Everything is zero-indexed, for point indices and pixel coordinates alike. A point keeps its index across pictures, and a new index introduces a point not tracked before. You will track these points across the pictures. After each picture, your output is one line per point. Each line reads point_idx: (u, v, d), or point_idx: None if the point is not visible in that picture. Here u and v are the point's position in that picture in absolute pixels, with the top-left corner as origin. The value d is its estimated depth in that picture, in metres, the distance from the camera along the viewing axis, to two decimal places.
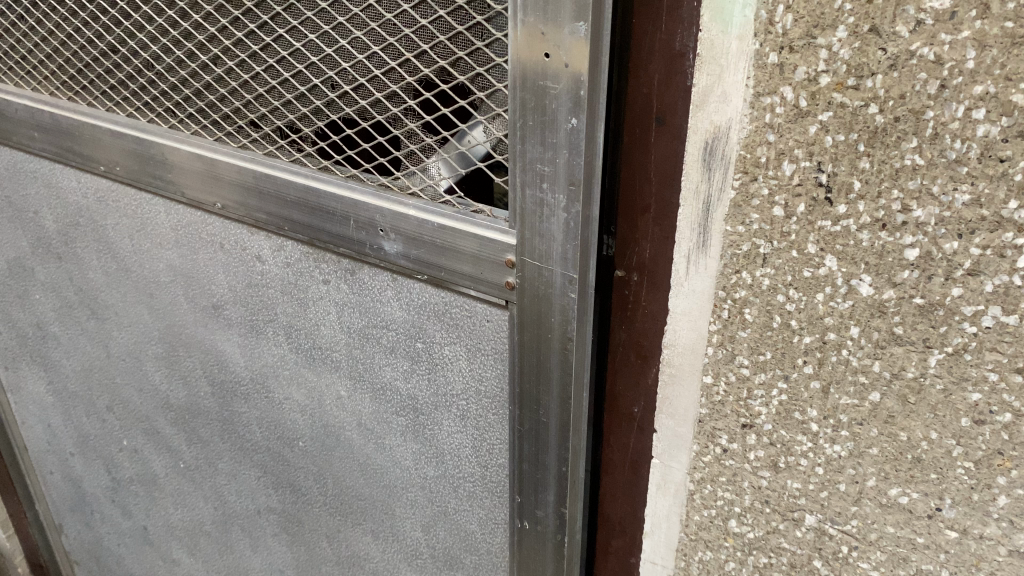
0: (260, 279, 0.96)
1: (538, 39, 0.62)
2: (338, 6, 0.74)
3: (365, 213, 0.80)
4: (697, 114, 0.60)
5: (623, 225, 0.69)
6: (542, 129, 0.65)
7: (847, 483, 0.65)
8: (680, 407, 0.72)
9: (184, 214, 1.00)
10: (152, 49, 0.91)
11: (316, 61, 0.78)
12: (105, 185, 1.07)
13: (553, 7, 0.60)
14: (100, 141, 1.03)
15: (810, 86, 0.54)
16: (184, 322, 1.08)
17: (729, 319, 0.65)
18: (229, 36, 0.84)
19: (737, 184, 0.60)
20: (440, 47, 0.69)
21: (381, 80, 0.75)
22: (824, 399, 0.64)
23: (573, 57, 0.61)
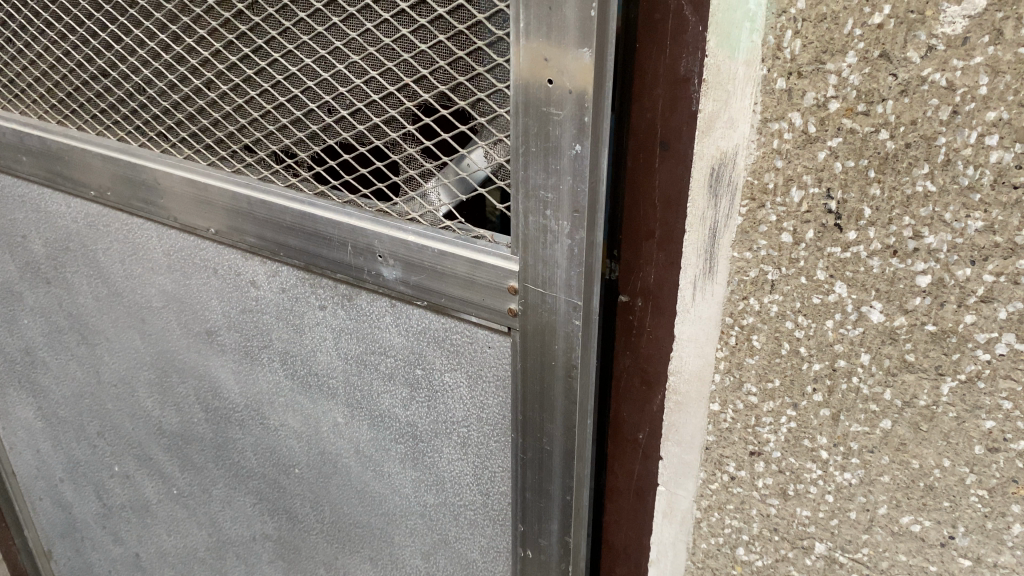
0: (255, 305, 0.94)
1: (541, 65, 0.61)
2: (335, 30, 0.73)
3: (363, 240, 0.79)
4: (703, 139, 0.59)
5: (627, 250, 0.68)
6: (545, 155, 0.64)
7: (858, 510, 0.64)
8: (687, 434, 0.71)
9: (177, 239, 0.98)
10: (143, 73, 0.90)
11: (313, 85, 0.77)
12: (95, 210, 1.06)
13: (557, 32, 0.59)
14: (90, 166, 1.01)
15: (819, 112, 0.53)
16: (176, 348, 1.07)
17: (737, 345, 0.64)
18: (222, 60, 0.83)
19: (744, 211, 0.59)
20: (440, 72, 0.68)
21: (378, 105, 0.74)
22: (834, 426, 0.63)
23: (577, 82, 0.60)
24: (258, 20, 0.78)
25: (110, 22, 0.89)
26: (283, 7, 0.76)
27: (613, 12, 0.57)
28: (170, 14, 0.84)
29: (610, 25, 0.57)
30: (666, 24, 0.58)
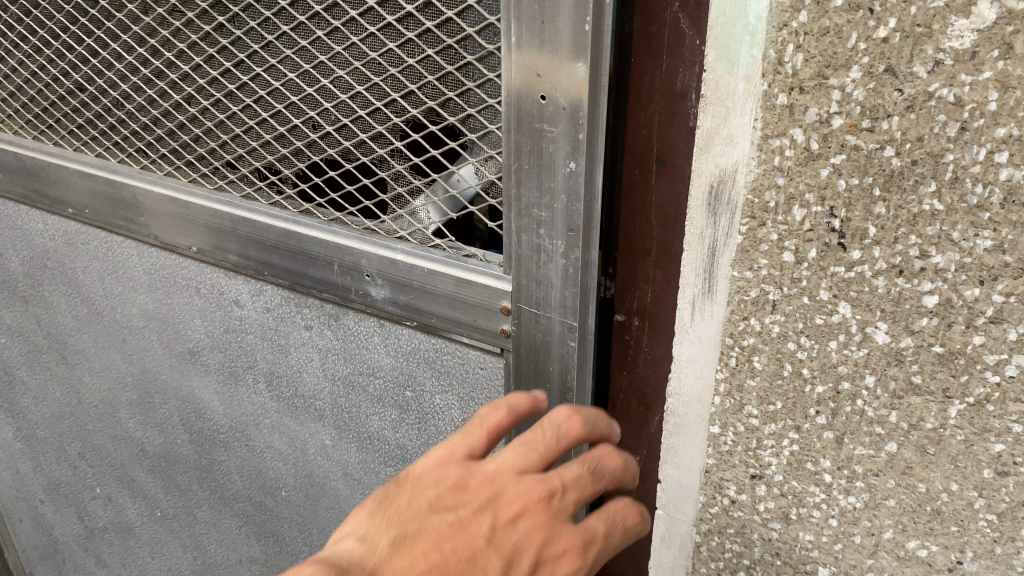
0: (239, 324, 0.92)
1: (534, 80, 0.59)
2: (320, 44, 0.71)
3: (351, 259, 0.77)
4: (701, 157, 0.57)
5: (623, 269, 0.67)
6: (538, 173, 0.62)
7: (862, 535, 0.63)
8: (686, 457, 0.69)
9: (158, 257, 0.95)
10: (121, 87, 0.87)
11: (297, 100, 0.75)
12: (72, 228, 1.03)
13: (550, 47, 0.57)
14: (68, 183, 0.99)
15: (821, 129, 0.52)
16: (158, 368, 1.04)
17: (737, 366, 0.62)
18: (203, 75, 0.80)
19: (744, 229, 0.57)
20: (429, 87, 0.66)
21: (365, 120, 0.72)
22: (837, 449, 0.61)
23: (571, 99, 0.58)
24: (239, 34, 0.75)
25: (87, 36, 0.87)
26: (265, 21, 0.74)
27: (607, 26, 0.55)
28: (148, 28, 0.82)
29: (604, 39, 0.55)
30: (663, 38, 0.56)
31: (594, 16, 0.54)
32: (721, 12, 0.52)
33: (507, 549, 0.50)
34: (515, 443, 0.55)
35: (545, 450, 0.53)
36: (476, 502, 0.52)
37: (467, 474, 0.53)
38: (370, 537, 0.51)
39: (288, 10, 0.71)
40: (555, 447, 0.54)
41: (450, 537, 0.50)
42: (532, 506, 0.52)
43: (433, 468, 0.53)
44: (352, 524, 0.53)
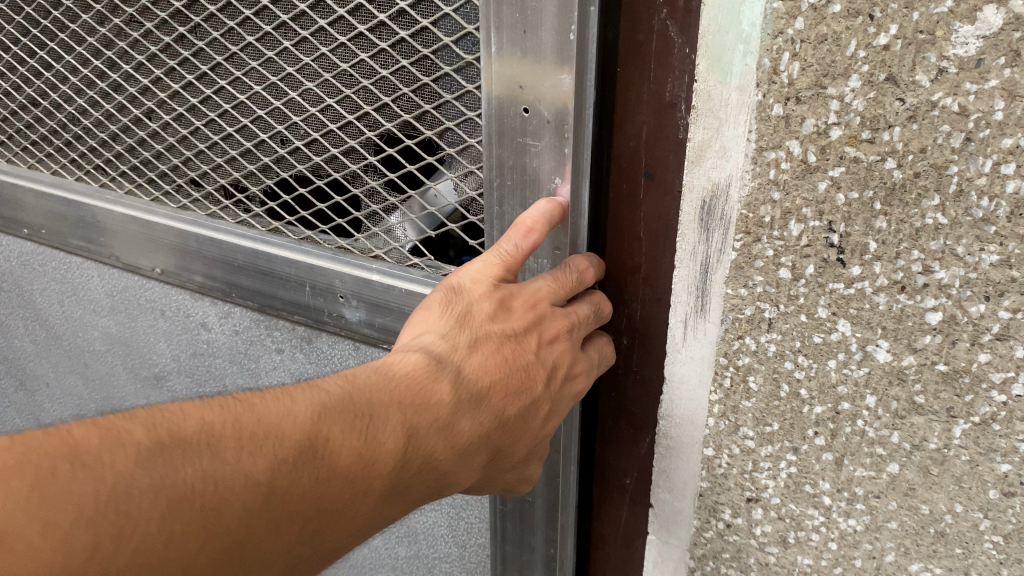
0: (207, 347, 0.89)
1: (516, 92, 0.57)
2: (287, 55, 0.68)
3: (324, 278, 0.74)
4: (694, 170, 0.55)
5: (611, 286, 0.64)
6: (521, 190, 0.60)
7: (864, 558, 0.60)
8: (679, 480, 0.66)
9: (119, 279, 0.92)
10: (77, 102, 0.84)
11: (264, 114, 0.72)
12: (28, 248, 1.00)
13: (533, 57, 0.54)
14: (23, 203, 0.95)
15: (819, 140, 0.49)
16: (124, 392, 1.02)
17: (731, 387, 0.60)
18: (164, 88, 0.77)
19: (738, 245, 0.55)
20: (404, 99, 0.64)
21: (337, 135, 0.69)
22: (837, 471, 0.58)
23: (555, 111, 0.55)
24: (201, 45, 0.72)
25: (39, 48, 0.83)
26: (229, 31, 0.70)
27: (592, 34, 0.52)
28: (104, 39, 0.78)
29: (588, 48, 0.53)
30: (650, 46, 0.54)
31: (579, 25, 0.51)
32: (712, 19, 0.50)
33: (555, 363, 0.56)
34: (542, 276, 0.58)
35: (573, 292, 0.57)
36: (522, 322, 0.55)
37: (513, 293, 0.55)
38: (453, 333, 0.53)
39: (252, 20, 0.68)
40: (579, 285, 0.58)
41: (514, 342, 0.54)
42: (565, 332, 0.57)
43: (485, 278, 0.54)
44: (421, 318, 0.55)
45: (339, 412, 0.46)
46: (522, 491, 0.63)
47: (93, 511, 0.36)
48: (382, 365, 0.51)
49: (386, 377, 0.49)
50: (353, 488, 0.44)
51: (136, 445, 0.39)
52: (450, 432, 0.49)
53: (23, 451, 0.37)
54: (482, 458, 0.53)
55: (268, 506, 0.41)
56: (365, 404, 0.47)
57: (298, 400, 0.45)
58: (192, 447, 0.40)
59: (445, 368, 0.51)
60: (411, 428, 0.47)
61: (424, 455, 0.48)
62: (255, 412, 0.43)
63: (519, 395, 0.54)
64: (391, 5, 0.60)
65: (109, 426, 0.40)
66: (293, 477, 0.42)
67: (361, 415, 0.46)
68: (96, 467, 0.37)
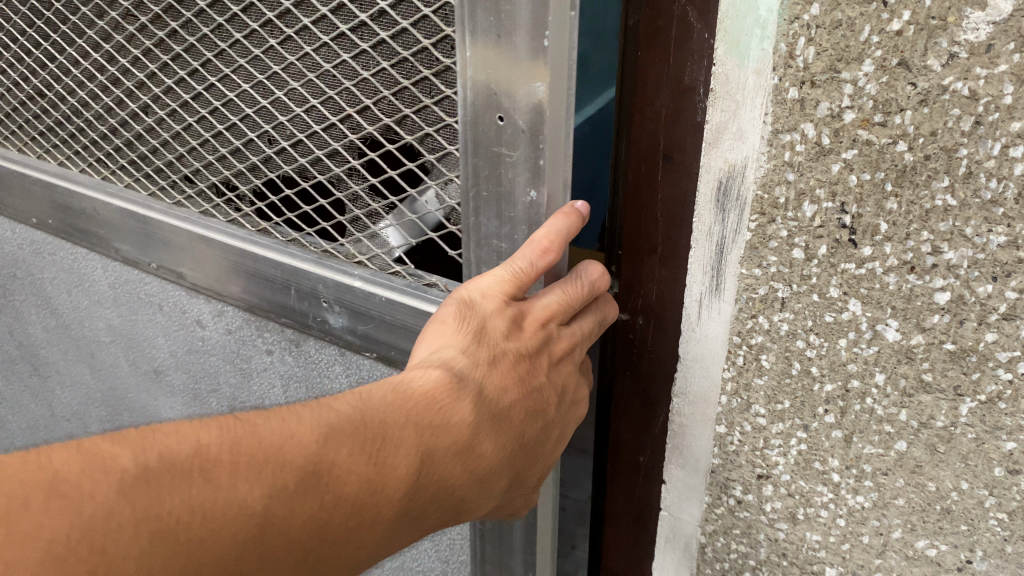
0: (202, 345, 0.93)
1: (492, 100, 0.58)
2: (273, 53, 0.71)
3: (309, 283, 0.78)
4: (711, 152, 0.56)
5: (627, 267, 0.66)
6: (497, 199, 0.62)
7: (871, 534, 0.62)
8: (692, 457, 0.68)
9: (121, 272, 0.97)
10: (80, 95, 0.87)
11: (252, 113, 0.75)
12: (39, 237, 1.05)
13: (509, 64, 0.55)
14: (31, 192, 1.01)
15: (833, 123, 0.51)
16: (126, 384, 1.06)
17: (744, 365, 0.61)
18: (159, 84, 0.80)
19: (754, 225, 0.56)
20: (384, 103, 0.66)
21: (320, 136, 0.71)
22: (846, 449, 0.60)
23: (530, 121, 0.56)
24: (192, 41, 0.74)
25: (44, 40, 0.87)
26: (218, 28, 0.72)
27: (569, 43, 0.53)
28: (103, 33, 0.81)
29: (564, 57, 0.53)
30: (670, 31, 0.55)
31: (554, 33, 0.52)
32: (731, 4, 0.52)
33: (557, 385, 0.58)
34: (553, 289, 0.58)
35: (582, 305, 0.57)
36: (532, 340, 0.57)
37: (524, 310, 0.56)
38: (472, 350, 0.55)
39: (240, 16, 0.70)
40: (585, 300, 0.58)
41: (523, 363, 0.56)
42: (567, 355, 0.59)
43: (500, 293, 0.56)
44: (437, 331, 0.56)
45: (346, 434, 0.47)
46: (521, 512, 0.66)
47: (66, 548, 0.37)
48: (399, 383, 0.52)
49: (400, 398, 0.51)
50: (358, 515, 0.46)
51: (122, 472, 0.40)
52: (457, 454, 0.51)
53: (2, 479, 0.38)
54: (488, 480, 0.55)
55: (263, 536, 0.42)
56: (376, 426, 0.48)
57: (304, 422, 0.46)
58: (186, 472, 0.41)
59: (460, 387, 0.52)
60: (421, 452, 0.49)
61: (431, 479, 0.50)
62: (257, 434, 0.44)
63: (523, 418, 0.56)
64: (372, 6, 0.62)
65: (97, 451, 0.41)
66: (292, 504, 0.43)
67: (372, 438, 0.47)
68: (76, 499, 0.38)
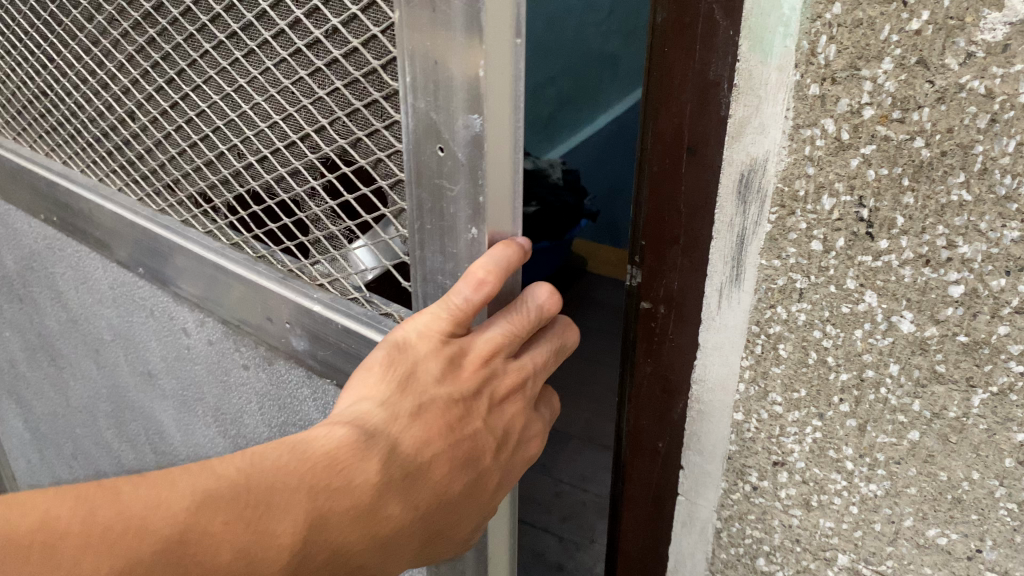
0: (188, 352, 0.96)
1: (433, 132, 0.58)
2: (239, 66, 0.72)
3: (271, 301, 0.79)
4: (733, 146, 0.58)
5: (650, 256, 0.68)
6: (441, 231, 0.62)
7: (883, 522, 0.64)
8: (709, 443, 0.70)
9: (117, 275, 1.01)
10: (81, 98, 0.92)
11: (223, 126, 0.77)
12: (48, 233, 1.11)
13: (447, 96, 0.55)
14: (39, 188, 1.06)
15: (852, 119, 0.53)
16: (126, 383, 1.12)
17: (763, 353, 0.63)
18: (142, 90, 0.83)
19: (774, 218, 0.58)
20: (338, 124, 0.66)
21: (284, 153, 0.72)
22: (860, 437, 0.62)
23: (470, 154, 0.57)
24: (168, 48, 0.77)
25: (48, 44, 0.92)
26: (190, 37, 0.75)
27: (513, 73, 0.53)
28: (94, 36, 0.85)
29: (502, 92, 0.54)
30: (696, 29, 0.57)
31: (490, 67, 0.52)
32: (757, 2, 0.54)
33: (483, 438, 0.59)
34: (495, 324, 0.59)
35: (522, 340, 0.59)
36: (466, 386, 0.57)
37: (457, 357, 0.57)
38: (390, 401, 0.55)
39: (209, 27, 0.72)
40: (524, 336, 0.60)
41: (445, 415, 0.56)
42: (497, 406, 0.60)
43: (431, 335, 0.57)
44: (362, 377, 0.57)
45: (226, 501, 0.48)
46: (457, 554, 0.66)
47: None
48: (307, 438, 0.53)
49: (301, 458, 0.51)
50: None
51: None
52: (357, 516, 0.52)
53: None
54: (400, 538, 0.55)
55: None
56: (263, 491, 0.49)
57: (179, 489, 0.47)
58: (28, 550, 0.43)
59: (367, 447, 0.53)
60: (312, 517, 0.50)
61: (328, 541, 0.51)
62: (122, 504, 0.45)
63: (439, 473, 0.56)
64: (325, 23, 0.62)
65: None
66: None
67: (253, 505, 0.48)
68: None
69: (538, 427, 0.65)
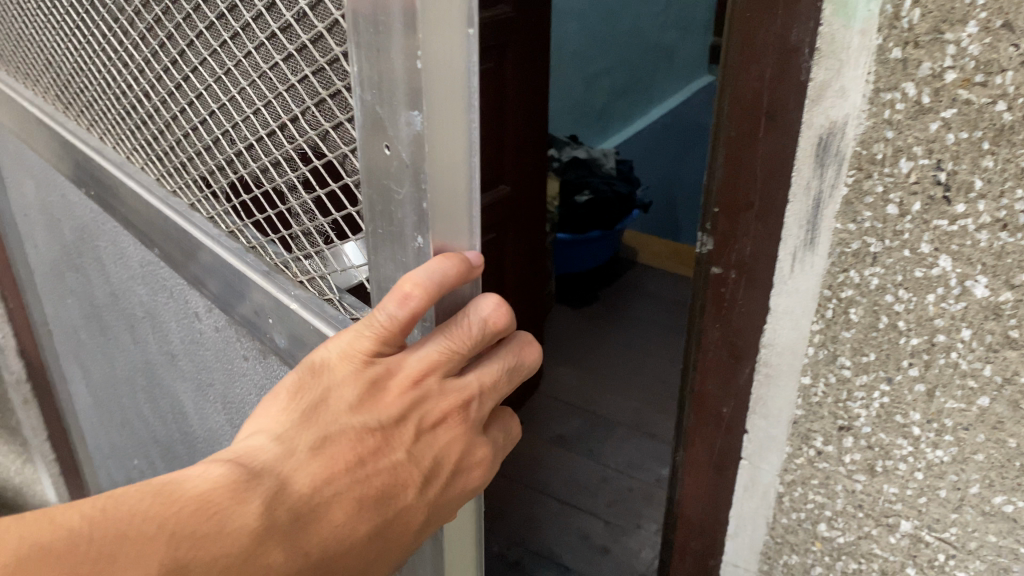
0: (196, 338, 0.90)
1: (378, 127, 0.47)
2: (220, 36, 0.61)
3: (249, 305, 0.71)
4: (813, 109, 0.60)
5: (723, 221, 0.69)
6: (391, 244, 0.51)
7: (948, 488, 0.64)
8: (775, 407, 0.71)
9: (134, 253, 0.97)
10: (97, 62, 0.86)
11: (210, 100, 0.67)
12: (75, 207, 1.09)
13: (387, 87, 0.45)
14: (64, 160, 1.02)
15: (934, 82, 0.54)
16: (151, 363, 1.08)
17: (833, 318, 0.65)
18: (140, 52, 0.74)
19: (850, 181, 0.60)
20: (310, 115, 0.56)
21: (265, 141, 0.62)
22: (928, 403, 0.62)
23: (413, 155, 0.45)
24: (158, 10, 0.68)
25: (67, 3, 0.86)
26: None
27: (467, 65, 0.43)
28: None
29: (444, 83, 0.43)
30: None
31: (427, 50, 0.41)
32: None
33: (408, 468, 0.50)
34: (429, 342, 0.49)
35: (460, 358, 0.49)
36: (387, 407, 0.49)
37: (375, 374, 0.48)
38: (288, 435, 0.48)
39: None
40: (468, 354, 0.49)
41: (354, 444, 0.48)
42: (430, 429, 0.50)
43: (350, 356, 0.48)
44: (265, 405, 0.49)
45: (57, 559, 0.40)
46: None
47: None
48: (173, 480, 0.45)
49: (166, 500, 0.44)
50: None
51: None
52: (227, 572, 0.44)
53: None
54: None
55: None
56: (109, 540, 0.41)
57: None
58: None
59: (247, 488, 0.45)
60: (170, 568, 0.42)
61: None
62: None
63: (340, 517, 0.47)
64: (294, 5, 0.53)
65: None
66: None
67: (97, 558, 0.41)
68: None
69: (491, 460, 0.55)
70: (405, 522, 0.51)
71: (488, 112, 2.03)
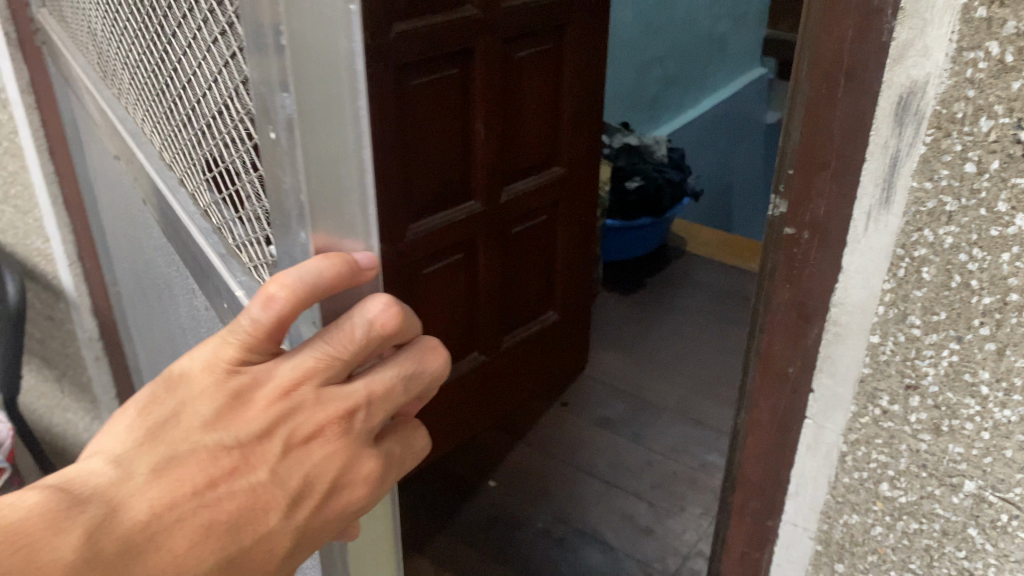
0: (190, 312, 0.91)
1: (267, 127, 0.49)
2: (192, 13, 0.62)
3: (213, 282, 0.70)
4: (894, 69, 0.61)
5: (799, 180, 0.70)
6: (286, 243, 0.54)
7: (1015, 449, 0.65)
8: (842, 366, 0.73)
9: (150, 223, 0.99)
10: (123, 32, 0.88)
11: (194, 73, 0.67)
12: (113, 172, 1.11)
13: (267, 82, 0.47)
14: (99, 124, 1.05)
15: (1018, 41, 0.55)
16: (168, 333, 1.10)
17: (905, 277, 0.66)
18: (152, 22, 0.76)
19: (929, 140, 0.61)
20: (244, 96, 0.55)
21: (226, 117, 0.61)
22: (998, 361, 0.63)
23: (290, 153, 0.48)
24: None
25: None
26: None
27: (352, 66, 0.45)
28: None
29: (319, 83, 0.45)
30: None
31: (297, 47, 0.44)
32: None
33: (269, 482, 0.52)
34: (294, 355, 0.52)
35: (324, 370, 0.52)
36: (251, 420, 0.51)
37: (238, 386, 0.52)
38: (130, 457, 0.49)
39: None
40: (339, 363, 0.52)
41: (211, 457, 0.50)
42: (293, 445, 0.53)
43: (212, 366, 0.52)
44: (115, 425, 0.52)
45: None
46: None
47: None
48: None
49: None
50: None
51: None
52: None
53: None
54: None
55: None
56: None
57: None
58: None
59: (79, 508, 0.46)
60: None
61: None
62: None
63: (188, 532, 0.48)
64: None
65: None
66: None
67: None
68: None
69: (366, 483, 0.56)
70: (266, 543, 0.52)
71: (542, 93, 2.07)
